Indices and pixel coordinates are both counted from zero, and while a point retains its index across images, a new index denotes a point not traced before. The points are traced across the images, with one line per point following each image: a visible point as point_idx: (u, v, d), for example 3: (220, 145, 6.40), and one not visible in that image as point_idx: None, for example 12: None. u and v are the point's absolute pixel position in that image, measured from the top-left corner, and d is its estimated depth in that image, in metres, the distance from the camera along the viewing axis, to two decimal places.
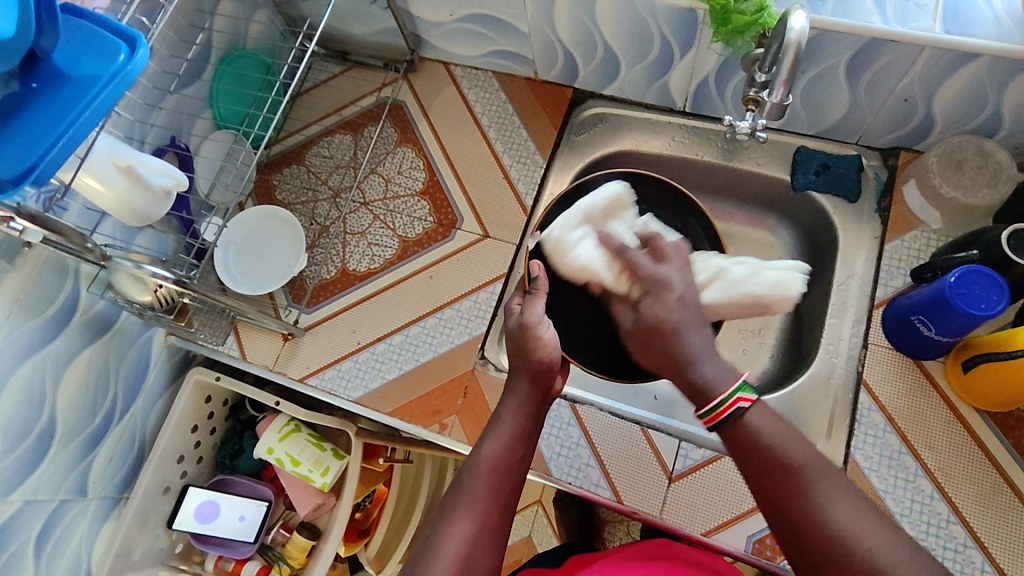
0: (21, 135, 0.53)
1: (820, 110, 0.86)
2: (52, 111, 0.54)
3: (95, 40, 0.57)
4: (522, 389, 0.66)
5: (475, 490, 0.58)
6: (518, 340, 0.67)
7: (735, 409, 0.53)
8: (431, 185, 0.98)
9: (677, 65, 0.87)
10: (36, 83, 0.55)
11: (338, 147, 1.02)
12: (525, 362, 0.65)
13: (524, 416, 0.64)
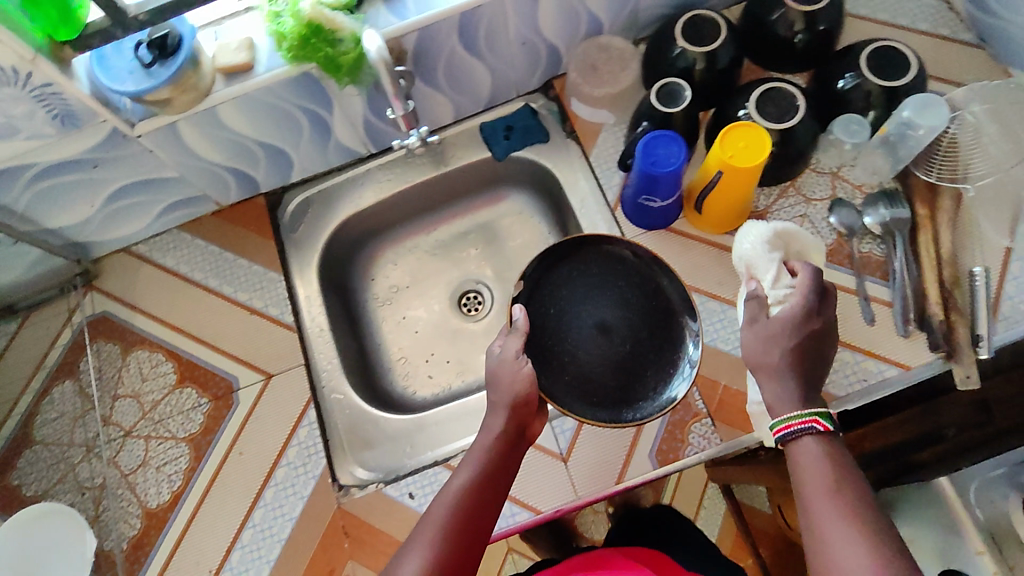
0: None
1: (471, 88, 0.92)
2: None
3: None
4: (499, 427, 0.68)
5: (434, 523, 0.61)
6: (496, 371, 0.70)
7: (813, 429, 0.60)
8: (186, 369, 0.87)
9: (334, 122, 0.88)
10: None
11: (65, 399, 0.87)
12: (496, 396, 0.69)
13: (495, 453, 0.66)
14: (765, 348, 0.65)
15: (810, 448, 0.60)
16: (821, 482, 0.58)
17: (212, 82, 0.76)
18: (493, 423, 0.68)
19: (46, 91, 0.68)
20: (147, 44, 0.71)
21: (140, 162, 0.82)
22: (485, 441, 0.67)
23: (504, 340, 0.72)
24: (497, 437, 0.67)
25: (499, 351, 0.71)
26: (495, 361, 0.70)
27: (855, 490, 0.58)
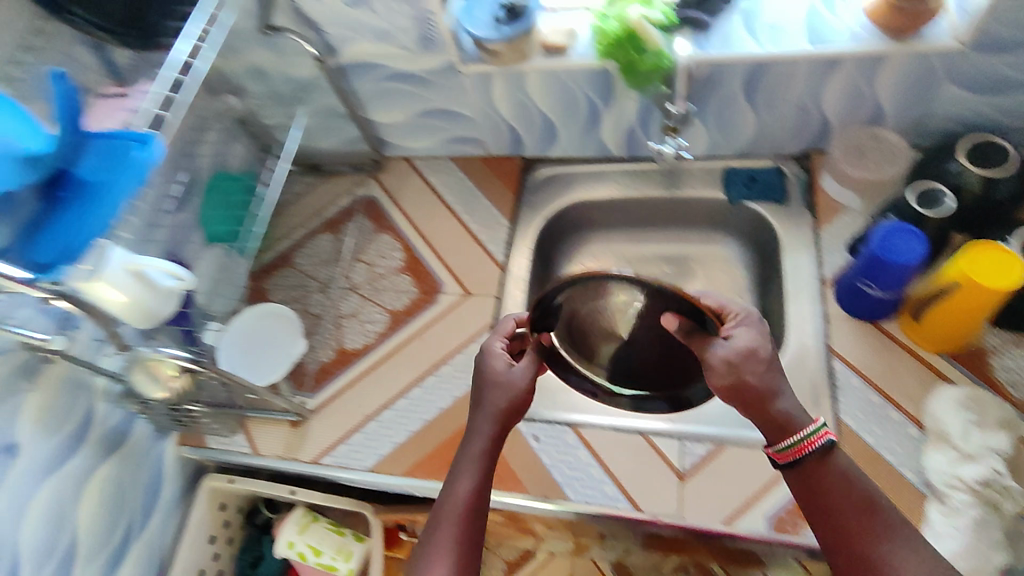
0: (64, 231, 0.56)
1: (733, 133, 0.99)
2: (78, 214, 0.56)
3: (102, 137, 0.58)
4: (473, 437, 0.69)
5: (449, 540, 0.62)
6: (483, 387, 0.72)
7: (818, 445, 0.61)
8: (411, 262, 1.07)
9: (606, 120, 1.01)
10: (62, 190, 0.58)
11: (323, 245, 1.12)
12: (491, 402, 0.70)
13: (481, 462, 0.67)
14: (733, 391, 0.63)
15: (836, 468, 0.61)
16: (843, 514, 0.60)
17: (532, 51, 0.92)
18: (473, 431, 0.70)
19: (425, 15, 0.87)
20: (504, 6, 0.89)
21: (452, 95, 1.02)
22: (477, 439, 0.69)
23: (492, 358, 0.73)
24: (475, 446, 0.69)
25: (486, 361, 0.73)
26: (495, 377, 0.71)
27: (867, 516, 0.59)
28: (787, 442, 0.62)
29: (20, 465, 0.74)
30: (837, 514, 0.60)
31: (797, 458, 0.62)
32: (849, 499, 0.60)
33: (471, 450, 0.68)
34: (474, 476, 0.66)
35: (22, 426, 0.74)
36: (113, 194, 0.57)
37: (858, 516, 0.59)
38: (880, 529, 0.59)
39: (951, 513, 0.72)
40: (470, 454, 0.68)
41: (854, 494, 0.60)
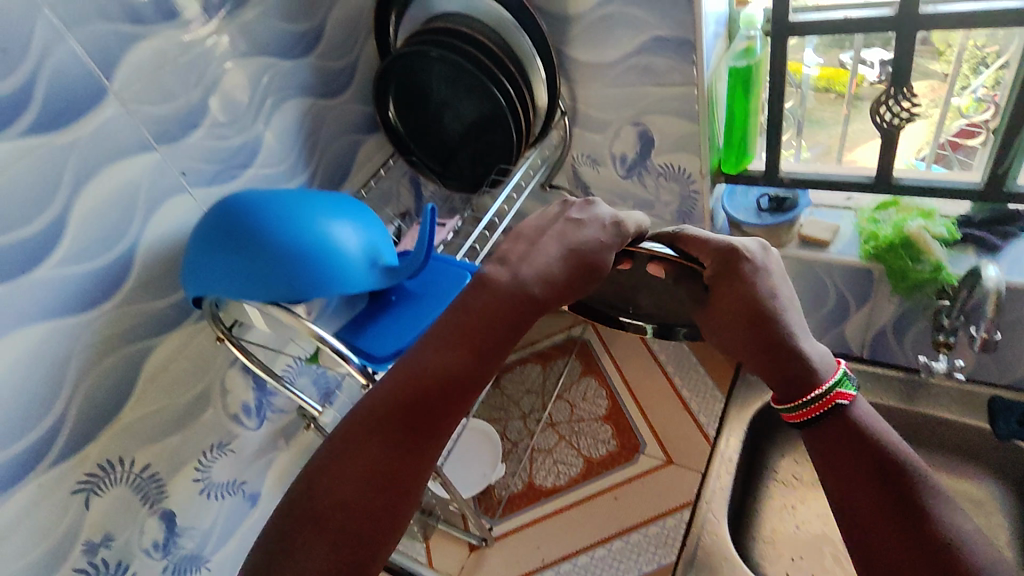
0: (391, 327, 0.63)
1: (1009, 362, 0.89)
2: (408, 319, 0.63)
3: (447, 265, 0.68)
4: (495, 299, 0.50)
5: (402, 431, 0.46)
6: (569, 240, 0.54)
7: (827, 404, 0.52)
8: (615, 412, 1.07)
9: (853, 316, 0.97)
10: (395, 296, 0.67)
11: (530, 374, 1.15)
12: (552, 258, 0.53)
13: (482, 335, 0.49)
14: (747, 322, 0.54)
15: (855, 415, 0.52)
16: (870, 488, 0.49)
17: (788, 239, 0.94)
18: (512, 281, 0.51)
19: (692, 194, 0.94)
20: (770, 196, 0.91)
21: None
22: (497, 299, 0.50)
23: (592, 228, 0.55)
24: (515, 300, 0.50)
25: (581, 227, 0.55)
26: (574, 248, 0.54)
27: (893, 478, 0.48)
28: (805, 398, 0.53)
29: (253, 517, 0.81)
30: (864, 498, 0.48)
31: (814, 407, 0.52)
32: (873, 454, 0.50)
33: (477, 305, 0.50)
34: (461, 354, 0.48)
35: (266, 481, 0.83)
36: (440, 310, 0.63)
37: (880, 462, 0.49)
38: (921, 515, 0.47)
39: None
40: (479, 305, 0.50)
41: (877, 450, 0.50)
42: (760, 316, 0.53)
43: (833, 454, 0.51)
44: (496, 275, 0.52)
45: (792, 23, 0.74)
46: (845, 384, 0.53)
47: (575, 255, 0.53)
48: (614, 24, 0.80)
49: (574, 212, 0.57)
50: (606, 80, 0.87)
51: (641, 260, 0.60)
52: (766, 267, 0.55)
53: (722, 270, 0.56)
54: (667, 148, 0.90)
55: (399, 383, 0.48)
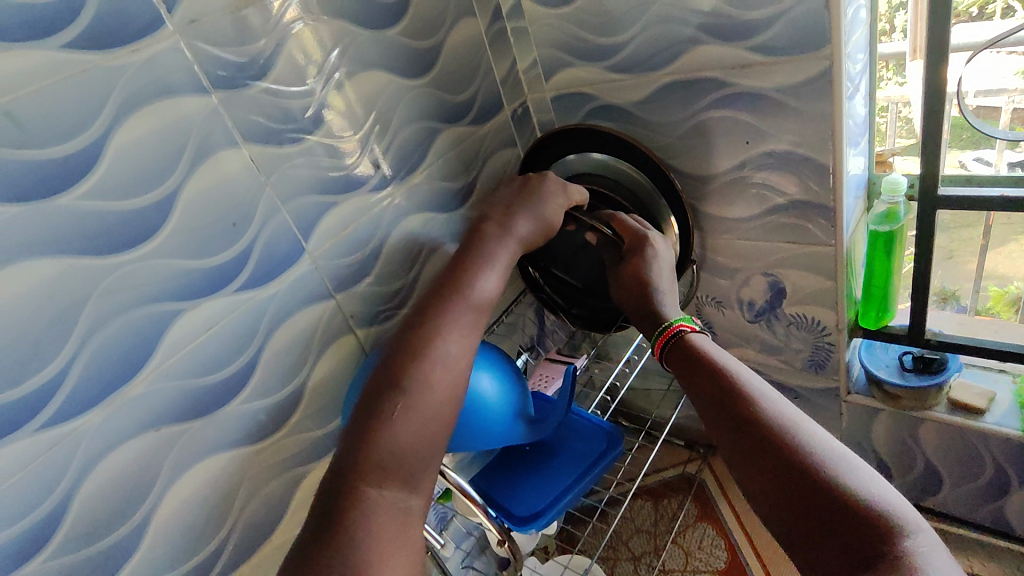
0: (532, 486, 0.66)
1: None
2: (548, 478, 0.66)
3: (582, 417, 0.71)
4: (487, 234, 0.72)
5: (442, 338, 0.62)
6: (539, 211, 0.75)
7: (675, 333, 0.67)
8: (735, 567, 1.00)
9: (1015, 493, 0.89)
10: (531, 445, 0.70)
11: (640, 511, 1.11)
12: (523, 227, 0.73)
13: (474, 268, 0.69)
14: (634, 294, 0.73)
15: (700, 341, 0.66)
16: (724, 413, 0.58)
17: (935, 402, 0.88)
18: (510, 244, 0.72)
19: (825, 345, 0.92)
20: (915, 355, 0.88)
21: (824, 415, 1.00)
22: (498, 241, 0.72)
23: (551, 204, 0.76)
24: (506, 259, 0.71)
25: (544, 195, 0.76)
26: (547, 221, 0.75)
27: (743, 398, 0.58)
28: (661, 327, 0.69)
29: None
30: (721, 417, 0.59)
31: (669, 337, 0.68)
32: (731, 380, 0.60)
33: (489, 246, 0.71)
34: (450, 285, 0.67)
35: None
36: (580, 474, 0.65)
37: (738, 388, 0.59)
38: (776, 427, 0.54)
39: None
40: (487, 247, 0.71)
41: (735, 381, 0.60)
42: (634, 269, 0.74)
43: (708, 382, 0.61)
44: (488, 233, 0.72)
45: (938, 195, 0.77)
46: (688, 320, 0.69)
47: (547, 225, 0.75)
48: (748, 185, 0.84)
49: (539, 189, 0.76)
50: (737, 233, 0.89)
51: (584, 224, 0.80)
52: (665, 249, 0.76)
53: (634, 242, 0.76)
54: (799, 299, 0.89)
55: (428, 310, 0.64)
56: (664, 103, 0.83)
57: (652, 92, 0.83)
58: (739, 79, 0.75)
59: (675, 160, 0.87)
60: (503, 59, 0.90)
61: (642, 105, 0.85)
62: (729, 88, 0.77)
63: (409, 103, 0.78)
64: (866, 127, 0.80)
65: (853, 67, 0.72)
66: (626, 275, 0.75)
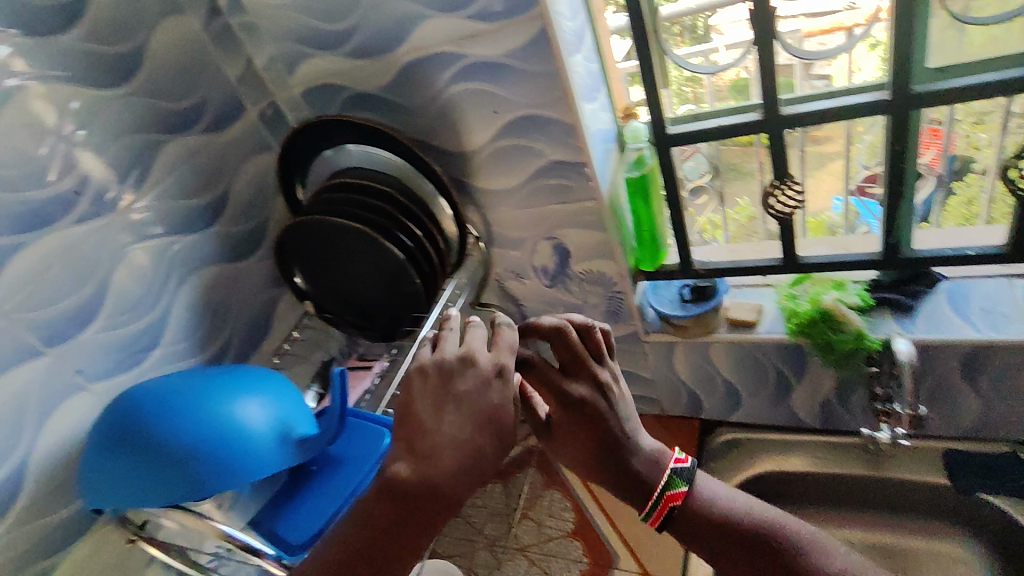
0: (312, 504, 0.67)
1: (950, 415, 0.89)
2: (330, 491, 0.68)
3: (365, 422, 0.74)
4: (426, 388, 0.58)
5: (375, 521, 0.55)
6: (467, 411, 0.57)
7: (669, 507, 0.65)
8: (582, 526, 1.03)
9: (795, 389, 0.98)
10: (316, 465, 0.71)
11: (491, 495, 1.11)
12: (462, 438, 0.56)
13: (425, 431, 0.57)
14: (587, 464, 0.67)
15: (702, 494, 0.67)
16: (722, 544, 0.65)
17: (717, 324, 0.97)
18: (443, 450, 0.56)
19: (616, 295, 0.97)
20: (691, 285, 0.96)
21: (634, 359, 1.06)
22: (462, 389, 0.58)
23: (478, 387, 0.58)
24: (428, 488, 0.54)
25: (475, 363, 0.59)
26: (486, 413, 0.58)
27: (760, 539, 0.64)
28: (647, 509, 0.66)
29: None
30: (732, 551, 0.65)
31: (657, 516, 0.66)
32: (728, 524, 0.65)
33: (459, 390, 0.58)
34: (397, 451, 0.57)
35: None
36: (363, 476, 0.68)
37: (734, 531, 0.65)
38: (782, 552, 0.64)
39: None
40: (460, 390, 0.58)
41: (723, 521, 0.65)
42: (586, 423, 0.66)
43: (702, 531, 0.65)
44: (423, 411, 0.57)
45: (671, 135, 0.82)
46: (675, 485, 0.66)
47: (482, 412, 0.58)
48: (510, 153, 0.84)
49: (461, 386, 0.58)
50: (513, 203, 0.90)
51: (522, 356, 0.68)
52: (619, 398, 0.67)
53: (580, 377, 0.68)
54: (583, 256, 0.94)
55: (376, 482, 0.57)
56: (411, 85, 0.81)
57: (396, 74, 0.81)
58: (470, 49, 0.75)
59: (440, 139, 0.86)
60: (237, 58, 0.83)
61: (391, 90, 0.82)
62: (465, 60, 0.76)
63: (112, 119, 0.69)
64: (603, 82, 0.85)
65: (570, 24, 0.74)
66: (577, 444, 0.67)
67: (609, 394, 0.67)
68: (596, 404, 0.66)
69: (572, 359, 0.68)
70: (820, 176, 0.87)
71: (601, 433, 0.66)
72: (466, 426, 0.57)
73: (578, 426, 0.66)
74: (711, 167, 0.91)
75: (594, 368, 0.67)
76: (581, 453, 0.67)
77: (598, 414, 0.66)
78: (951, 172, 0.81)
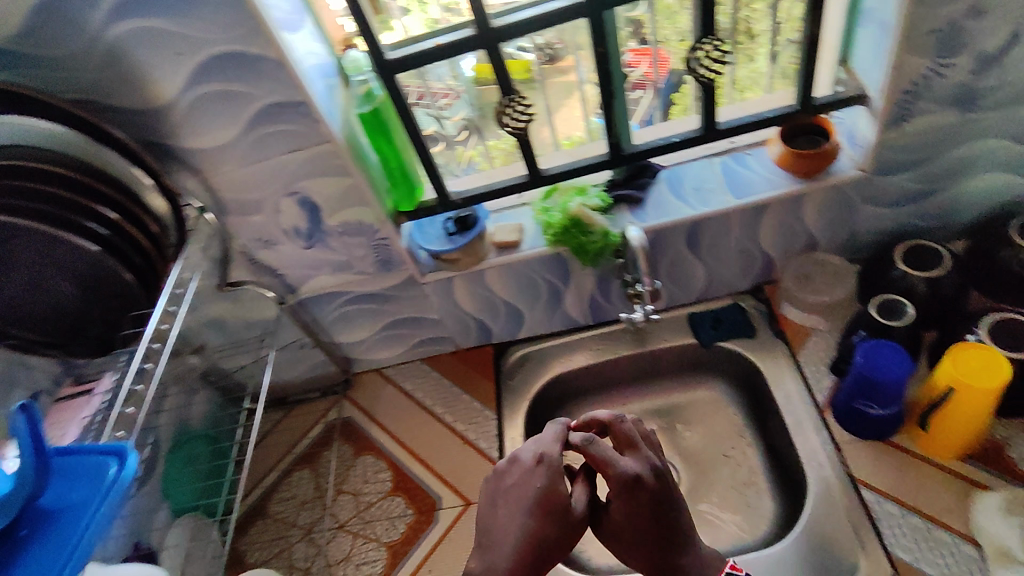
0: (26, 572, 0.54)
1: (687, 283, 1.03)
2: (48, 549, 0.55)
3: (79, 457, 0.61)
4: (505, 497, 0.65)
5: None
6: (516, 501, 0.64)
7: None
8: (401, 481, 1.02)
9: (566, 294, 1.04)
10: (26, 528, 0.57)
11: (301, 483, 1.06)
12: (525, 526, 0.62)
13: (493, 534, 0.63)
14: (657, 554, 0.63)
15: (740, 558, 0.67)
16: None
17: (486, 251, 0.97)
18: (501, 547, 0.61)
19: (380, 242, 0.92)
20: (454, 219, 0.94)
21: (416, 303, 1.04)
22: (515, 492, 0.65)
23: (530, 478, 0.65)
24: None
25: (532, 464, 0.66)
26: (536, 501, 0.63)
27: None
28: None
29: None
30: None
31: None
32: None
33: (514, 488, 0.65)
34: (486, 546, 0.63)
35: None
36: (88, 519, 0.57)
37: None
38: None
39: None
40: (514, 487, 0.65)
41: None
42: (653, 525, 0.62)
43: None
44: (502, 507, 0.64)
45: (392, 61, 0.76)
46: None
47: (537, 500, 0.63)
48: (213, 99, 0.73)
49: (511, 481, 0.65)
50: (235, 159, 0.79)
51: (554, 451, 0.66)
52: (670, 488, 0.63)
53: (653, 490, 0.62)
54: (334, 206, 0.87)
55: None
56: (54, 25, 0.65)
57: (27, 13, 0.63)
58: None
59: (120, 92, 0.71)
60: None
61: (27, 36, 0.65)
62: None
63: None
64: (305, 10, 0.76)
65: None
66: (634, 524, 0.62)
67: (654, 460, 0.64)
68: (656, 481, 0.62)
69: (618, 441, 0.66)
70: (570, 106, 0.92)
71: (666, 504, 0.62)
72: (522, 518, 0.62)
73: (640, 522, 0.62)
74: (470, 109, 0.90)
75: (638, 450, 0.65)
76: (651, 547, 0.63)
77: (653, 494, 0.61)
78: (670, 86, 0.90)
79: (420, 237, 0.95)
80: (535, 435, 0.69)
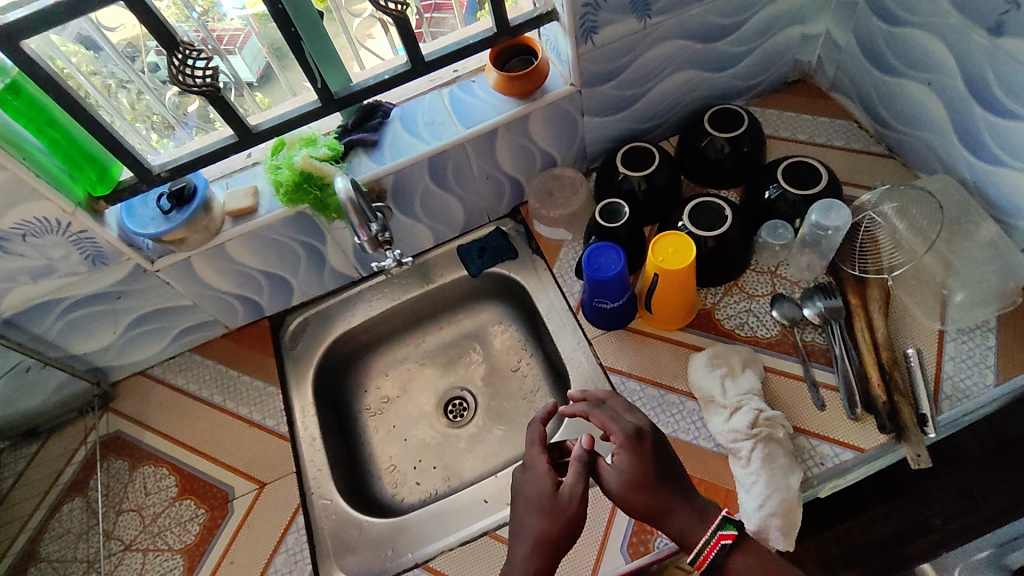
0: None
1: (446, 218, 1.04)
2: None
3: None
4: (518, 496, 0.72)
5: None
6: (529, 501, 0.71)
7: (719, 547, 0.68)
8: (186, 482, 0.96)
9: (327, 252, 1.01)
10: None
11: (74, 516, 0.95)
12: (539, 522, 0.69)
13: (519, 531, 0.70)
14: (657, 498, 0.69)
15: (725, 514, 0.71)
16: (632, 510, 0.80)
17: (219, 224, 0.90)
18: (524, 537, 0.69)
19: (82, 237, 0.81)
20: (167, 195, 0.85)
21: (161, 293, 0.95)
22: (524, 488, 0.72)
23: (532, 481, 0.72)
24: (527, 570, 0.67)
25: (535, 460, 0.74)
26: (542, 495, 0.70)
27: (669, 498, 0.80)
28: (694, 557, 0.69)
29: None
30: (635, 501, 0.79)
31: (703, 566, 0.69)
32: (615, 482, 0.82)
33: (523, 487, 0.72)
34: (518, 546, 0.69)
35: None
36: None
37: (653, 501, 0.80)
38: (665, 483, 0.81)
39: (746, 462, 0.77)
40: (523, 487, 0.72)
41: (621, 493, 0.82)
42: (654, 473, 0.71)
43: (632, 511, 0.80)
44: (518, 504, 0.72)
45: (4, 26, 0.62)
46: (726, 527, 0.69)
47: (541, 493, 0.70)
48: None
49: (515, 488, 0.73)
50: None
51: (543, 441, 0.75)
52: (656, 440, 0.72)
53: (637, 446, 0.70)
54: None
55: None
56: None
57: None
58: None
59: None
60: None
61: None
62: None
63: None
64: None
65: None
66: (628, 478, 0.70)
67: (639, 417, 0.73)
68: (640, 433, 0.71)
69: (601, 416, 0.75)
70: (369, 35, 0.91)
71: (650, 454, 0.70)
72: (536, 509, 0.70)
73: (634, 477, 0.70)
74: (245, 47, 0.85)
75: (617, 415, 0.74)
76: (654, 497, 0.69)
77: (633, 450, 0.70)
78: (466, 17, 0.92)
79: (130, 222, 0.84)
80: (530, 436, 0.77)
